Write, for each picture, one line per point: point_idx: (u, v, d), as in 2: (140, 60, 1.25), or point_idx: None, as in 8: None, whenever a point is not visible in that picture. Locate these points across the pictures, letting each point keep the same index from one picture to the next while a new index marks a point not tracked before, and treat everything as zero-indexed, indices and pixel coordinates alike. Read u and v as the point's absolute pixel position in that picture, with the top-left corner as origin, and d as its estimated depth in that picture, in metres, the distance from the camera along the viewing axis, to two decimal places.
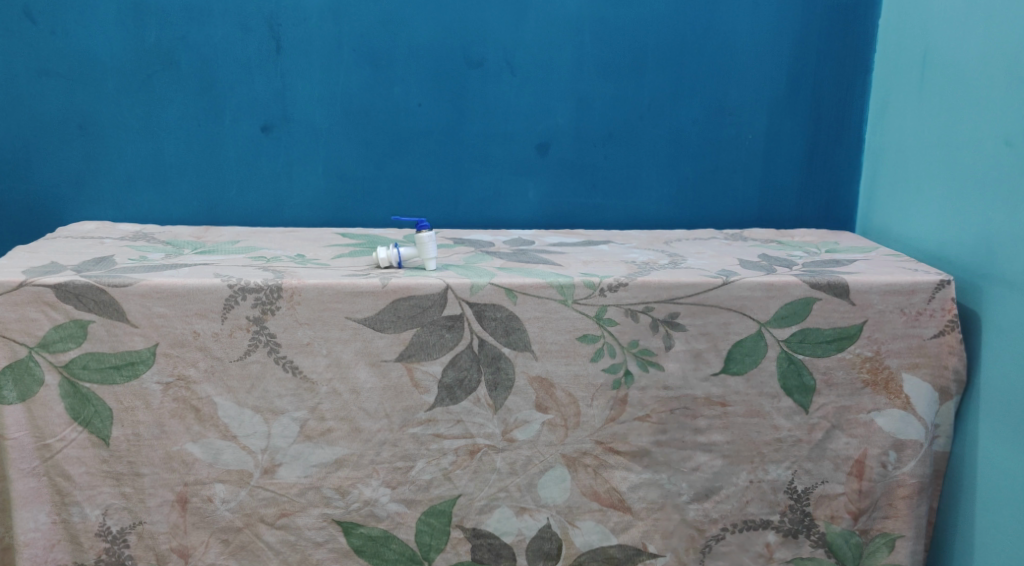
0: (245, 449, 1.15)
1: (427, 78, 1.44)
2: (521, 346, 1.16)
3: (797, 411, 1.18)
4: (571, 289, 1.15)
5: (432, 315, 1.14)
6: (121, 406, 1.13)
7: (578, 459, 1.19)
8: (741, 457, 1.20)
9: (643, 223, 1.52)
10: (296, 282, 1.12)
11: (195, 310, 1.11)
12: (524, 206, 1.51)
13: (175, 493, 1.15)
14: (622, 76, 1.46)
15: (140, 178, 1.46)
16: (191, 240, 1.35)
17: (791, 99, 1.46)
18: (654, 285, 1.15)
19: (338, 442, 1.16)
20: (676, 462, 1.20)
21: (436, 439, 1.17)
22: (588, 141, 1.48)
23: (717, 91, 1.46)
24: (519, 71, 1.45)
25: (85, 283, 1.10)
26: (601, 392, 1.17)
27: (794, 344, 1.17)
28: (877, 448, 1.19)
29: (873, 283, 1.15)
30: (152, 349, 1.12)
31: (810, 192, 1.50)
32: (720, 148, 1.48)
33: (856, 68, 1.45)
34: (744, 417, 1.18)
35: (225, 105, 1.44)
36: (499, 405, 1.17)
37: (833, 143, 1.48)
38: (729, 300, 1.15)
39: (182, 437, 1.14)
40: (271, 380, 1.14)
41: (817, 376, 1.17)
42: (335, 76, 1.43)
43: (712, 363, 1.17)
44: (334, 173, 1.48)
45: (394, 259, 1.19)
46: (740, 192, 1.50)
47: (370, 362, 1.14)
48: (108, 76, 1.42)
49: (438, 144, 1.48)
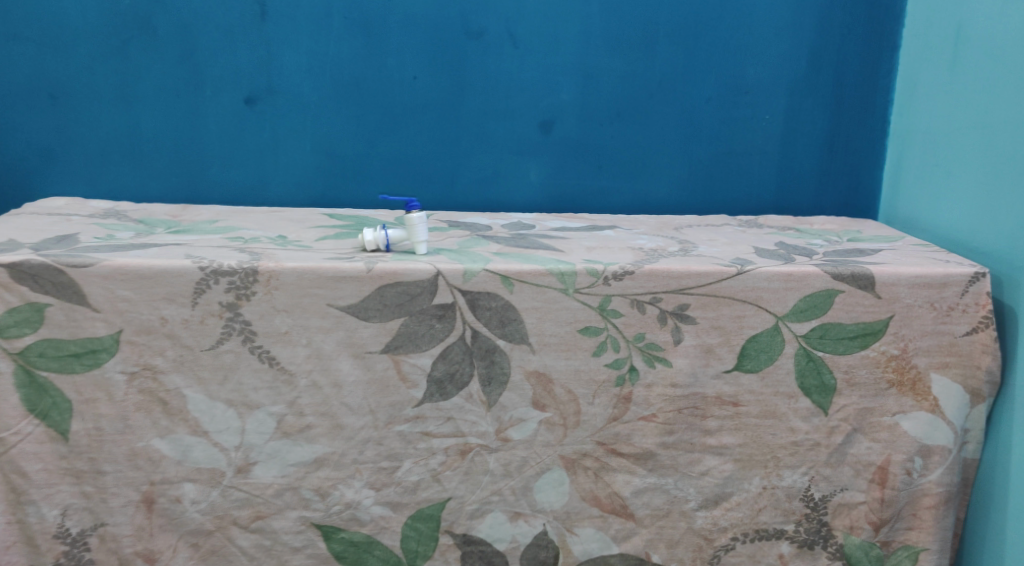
0: (217, 446, 1.06)
1: (424, 49, 1.35)
2: (518, 338, 1.07)
3: (815, 412, 1.09)
4: (573, 278, 1.05)
5: (422, 304, 1.05)
6: (81, 398, 1.03)
7: (577, 462, 1.10)
8: (753, 461, 1.11)
9: (651, 208, 1.43)
10: (274, 265, 1.03)
11: (162, 294, 1.02)
12: (525, 188, 1.42)
13: (140, 492, 1.06)
14: (631, 50, 1.36)
15: (114, 151, 1.37)
16: (167, 219, 1.25)
17: (812, 79, 1.37)
18: (662, 274, 1.06)
19: (318, 440, 1.07)
20: (684, 466, 1.11)
21: (424, 438, 1.08)
22: (594, 120, 1.39)
23: (733, 69, 1.36)
24: (522, 44, 1.35)
25: (41, 263, 1.01)
26: (603, 388, 1.09)
27: (814, 341, 1.07)
28: (902, 454, 1.10)
29: (901, 275, 1.06)
30: (115, 336, 1.02)
31: (831, 178, 1.41)
32: (736, 130, 1.39)
33: (882, 46, 1.35)
34: (757, 418, 1.10)
35: (205, 75, 1.34)
36: (493, 402, 1.08)
37: (856, 127, 1.38)
38: (744, 291, 1.06)
39: (148, 432, 1.05)
40: (246, 371, 1.05)
41: (838, 375, 1.08)
42: (324, 46, 1.34)
43: (724, 359, 1.08)
44: (323, 150, 1.39)
45: (381, 242, 1.09)
46: (756, 177, 1.41)
47: (353, 354, 1.05)
48: (81, 40, 1.32)
49: (434, 121, 1.38)
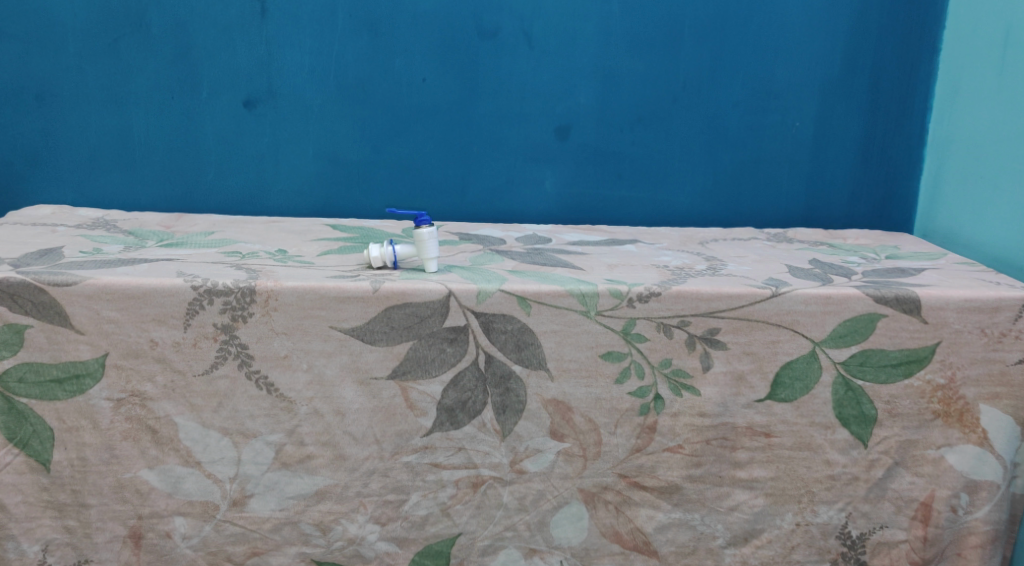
0: (210, 478, 0.99)
1: (434, 49, 1.27)
2: (535, 363, 0.99)
3: (854, 445, 1.01)
4: (595, 299, 0.98)
5: (432, 326, 0.97)
6: (64, 426, 0.96)
7: (597, 495, 1.03)
8: (786, 496, 1.03)
9: (672, 219, 1.36)
10: (272, 284, 0.95)
11: (152, 315, 0.94)
12: (539, 198, 1.34)
13: (128, 527, 0.99)
14: (654, 52, 1.29)
15: (105, 156, 1.29)
16: (158, 230, 1.17)
17: (846, 83, 1.30)
18: (690, 296, 0.98)
19: (319, 471, 1.00)
20: (711, 501, 1.03)
21: (433, 469, 1.01)
22: (613, 125, 1.32)
23: (761, 72, 1.30)
24: (538, 44, 1.28)
25: (21, 281, 0.93)
26: (626, 418, 1.01)
27: (853, 368, 1.00)
28: (947, 490, 1.02)
29: (949, 298, 0.98)
30: (100, 360, 0.95)
31: (864, 189, 1.34)
32: (763, 137, 1.32)
33: (921, 49, 1.29)
34: (791, 450, 1.02)
35: (201, 75, 1.27)
36: (507, 431, 1.00)
37: (892, 134, 1.32)
38: (779, 315, 0.99)
39: (136, 463, 0.97)
40: (242, 399, 0.97)
41: (879, 405, 1.00)
42: (328, 46, 1.26)
43: (757, 388, 1.00)
44: (326, 156, 1.31)
45: (388, 258, 1.01)
46: (784, 187, 1.35)
47: (358, 380, 0.98)
48: (69, 39, 1.24)
49: (444, 126, 1.31)
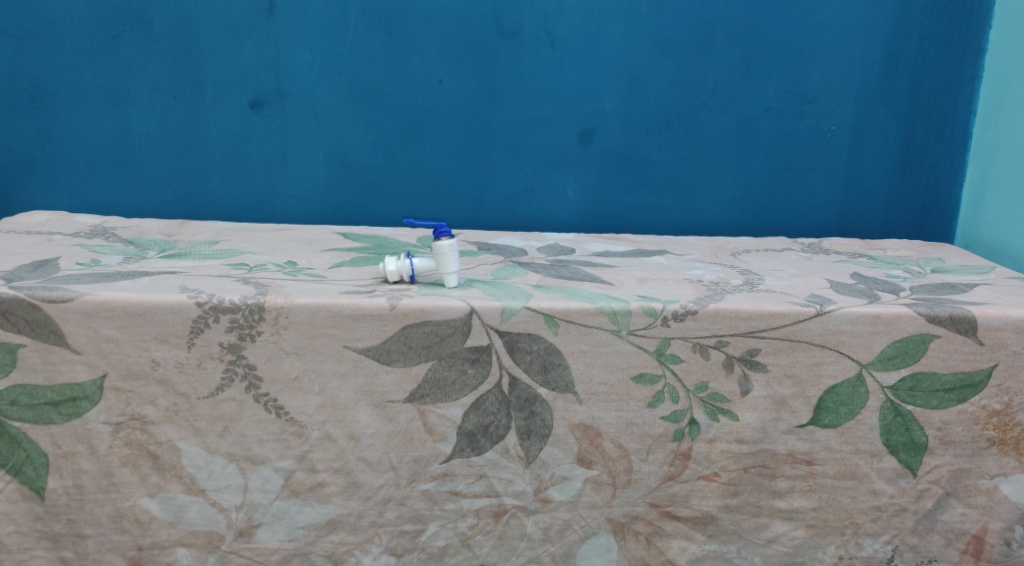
0: (215, 507, 0.92)
1: (452, 49, 1.21)
2: (562, 386, 0.93)
3: (902, 474, 0.95)
4: (627, 318, 0.91)
5: (453, 346, 0.91)
6: (60, 452, 0.90)
7: (627, 526, 0.97)
8: (829, 528, 0.97)
9: (700, 228, 1.30)
10: (283, 301, 0.89)
11: (153, 334, 0.88)
12: (560, 205, 1.28)
13: (127, 559, 0.93)
14: (683, 53, 1.22)
15: (104, 159, 1.23)
16: (160, 239, 1.11)
17: (885, 86, 1.24)
18: (729, 315, 0.92)
19: (331, 500, 0.93)
20: (749, 532, 0.97)
21: (452, 498, 0.94)
22: (639, 130, 1.25)
23: (796, 74, 1.23)
24: (560, 44, 1.21)
25: (14, 297, 0.87)
26: (658, 444, 0.95)
27: (902, 393, 0.93)
28: (1000, 522, 0.96)
29: (1008, 319, 0.92)
30: (98, 382, 0.89)
31: (902, 197, 1.28)
32: (797, 143, 1.26)
33: (964, 50, 1.22)
34: (835, 479, 0.95)
35: (206, 76, 1.20)
36: (532, 457, 0.94)
37: (932, 140, 1.26)
38: (824, 335, 0.92)
39: (136, 491, 0.91)
40: (249, 423, 0.91)
41: (930, 432, 0.94)
42: (340, 46, 1.20)
43: (799, 413, 0.94)
44: (337, 161, 1.25)
45: (405, 271, 0.95)
46: (817, 194, 1.28)
47: (373, 404, 0.91)
48: (67, 36, 1.18)
49: (461, 130, 1.24)
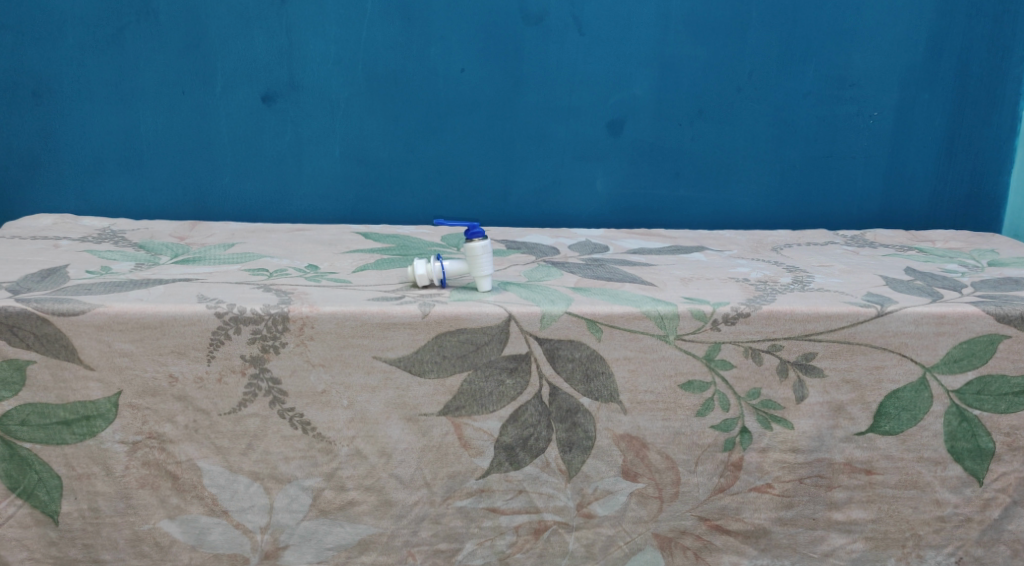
0: (239, 529, 0.87)
1: (474, 37, 1.14)
2: (605, 395, 0.87)
3: (967, 483, 0.90)
4: (674, 322, 0.86)
5: (489, 356, 0.85)
6: (74, 474, 0.84)
7: (675, 541, 0.91)
8: (889, 540, 0.91)
9: (735, 220, 1.24)
10: (307, 310, 0.83)
11: (170, 347, 0.82)
12: (589, 199, 1.22)
13: None
14: (718, 36, 1.16)
15: (110, 159, 1.17)
16: (172, 243, 1.05)
17: (930, 68, 1.17)
18: (783, 317, 0.86)
19: (362, 519, 0.88)
20: (804, 546, 0.91)
21: (490, 514, 0.89)
22: (671, 118, 1.19)
23: (836, 57, 1.17)
24: (588, 30, 1.15)
25: (21, 311, 0.81)
26: (708, 455, 0.89)
27: (969, 397, 0.88)
28: None
29: None
30: (112, 399, 0.83)
31: (947, 184, 1.22)
32: (837, 129, 1.20)
33: (1014, 29, 1.16)
34: (896, 489, 0.90)
35: (215, 69, 1.14)
36: (574, 471, 0.89)
37: (979, 124, 1.20)
38: (885, 337, 0.86)
39: (155, 513, 0.86)
40: (275, 439, 0.85)
41: (997, 438, 0.89)
42: (356, 34, 1.13)
43: (857, 420, 0.88)
44: (354, 156, 1.19)
45: (435, 275, 0.89)
46: (858, 183, 1.22)
47: (405, 417, 0.86)
48: (68, 28, 1.12)
49: (485, 121, 1.18)
